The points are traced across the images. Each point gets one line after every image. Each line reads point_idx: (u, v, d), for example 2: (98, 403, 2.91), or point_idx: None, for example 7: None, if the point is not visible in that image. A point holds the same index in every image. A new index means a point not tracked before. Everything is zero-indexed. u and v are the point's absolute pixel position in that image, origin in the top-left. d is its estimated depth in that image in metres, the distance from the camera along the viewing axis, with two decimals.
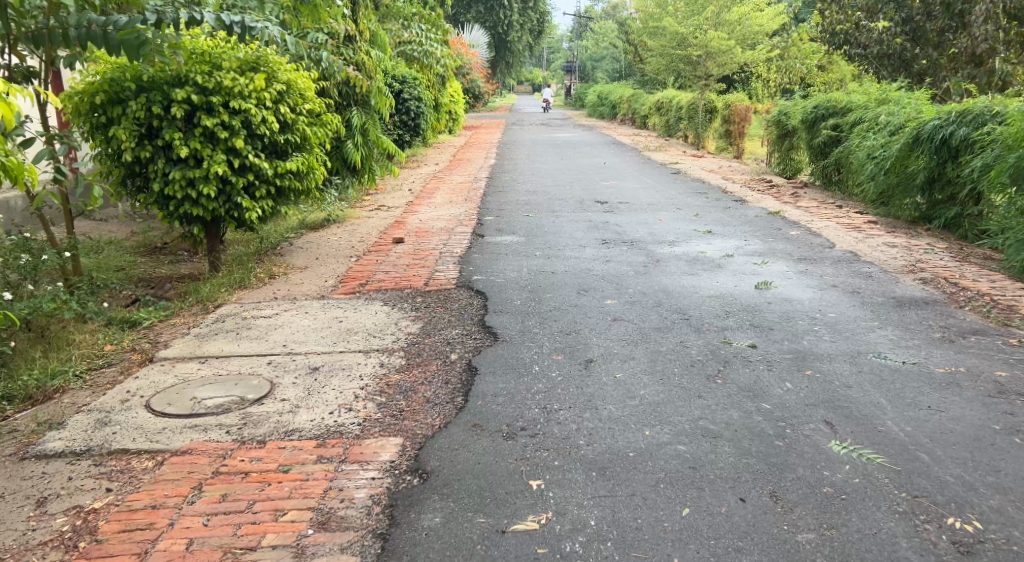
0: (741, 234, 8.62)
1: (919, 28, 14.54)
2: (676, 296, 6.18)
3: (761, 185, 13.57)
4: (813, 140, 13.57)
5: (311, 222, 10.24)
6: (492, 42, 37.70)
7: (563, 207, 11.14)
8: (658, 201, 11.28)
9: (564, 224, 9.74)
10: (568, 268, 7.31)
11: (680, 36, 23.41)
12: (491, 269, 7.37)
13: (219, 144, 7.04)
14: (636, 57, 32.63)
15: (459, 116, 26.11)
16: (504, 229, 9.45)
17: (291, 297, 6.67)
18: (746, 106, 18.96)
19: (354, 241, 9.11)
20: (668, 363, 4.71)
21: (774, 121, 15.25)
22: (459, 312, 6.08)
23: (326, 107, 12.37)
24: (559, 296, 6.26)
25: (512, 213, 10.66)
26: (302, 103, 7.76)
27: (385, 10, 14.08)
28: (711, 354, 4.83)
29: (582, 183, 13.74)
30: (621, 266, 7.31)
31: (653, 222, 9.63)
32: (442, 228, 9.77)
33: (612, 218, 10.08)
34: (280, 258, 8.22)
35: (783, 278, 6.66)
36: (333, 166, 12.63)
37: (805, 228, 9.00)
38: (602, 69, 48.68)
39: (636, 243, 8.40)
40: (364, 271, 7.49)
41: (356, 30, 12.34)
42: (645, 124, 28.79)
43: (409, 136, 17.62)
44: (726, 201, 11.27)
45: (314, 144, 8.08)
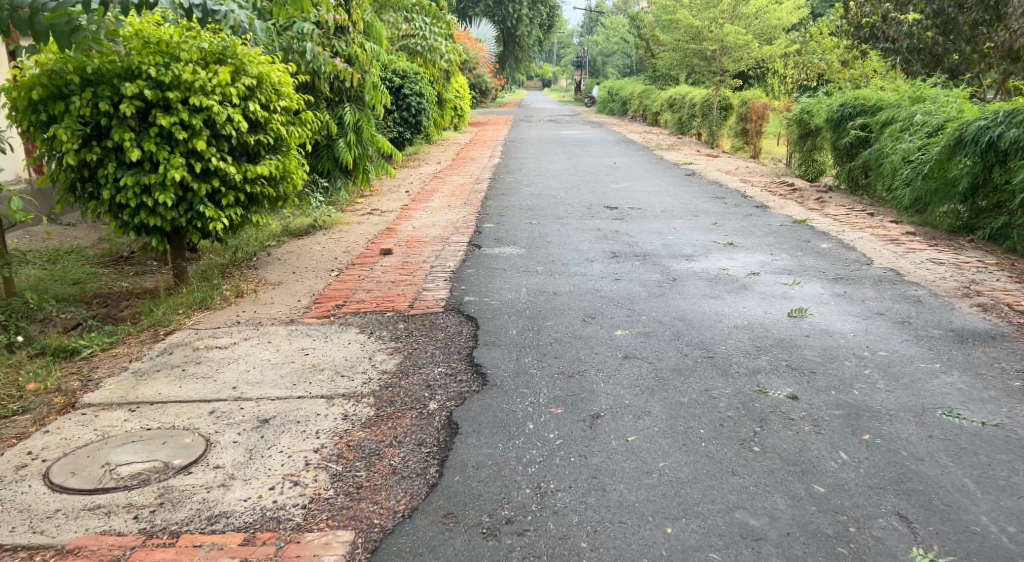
0: (767, 248, 7.80)
1: (951, 21, 13.57)
2: (696, 324, 5.36)
3: (782, 189, 12.71)
4: (839, 140, 12.70)
5: (295, 229, 9.44)
6: (501, 37, 36.78)
7: (569, 212, 10.30)
8: (672, 207, 10.43)
9: (570, 233, 8.89)
10: (572, 287, 6.49)
11: (694, 30, 22.50)
12: (486, 287, 6.54)
13: (178, 145, 6.23)
14: (648, 52, 31.72)
15: (464, 113, 25.28)
16: (503, 239, 8.63)
17: (256, 321, 5.85)
18: (763, 103, 18.08)
19: (339, 251, 8.29)
20: (691, 422, 3.91)
21: (797, 120, 14.39)
22: (446, 342, 5.27)
23: (316, 103, 11.64)
24: (560, 324, 5.44)
25: (513, 220, 9.85)
26: (277, 99, 6.97)
27: None
28: (743, 409, 4.02)
29: (590, 186, 12.88)
30: (633, 286, 6.48)
31: (667, 232, 8.79)
32: (436, 238, 8.95)
33: (622, 226, 9.23)
34: (254, 271, 7.41)
35: (818, 302, 5.83)
36: (325, 166, 11.94)
37: (837, 240, 8.16)
38: (612, 65, 47.76)
39: (649, 256, 7.57)
40: (343, 289, 6.68)
41: (349, 21, 11.53)
42: (657, 121, 27.90)
43: (409, 133, 16.73)
44: (747, 208, 10.42)
45: (291, 146, 7.28)
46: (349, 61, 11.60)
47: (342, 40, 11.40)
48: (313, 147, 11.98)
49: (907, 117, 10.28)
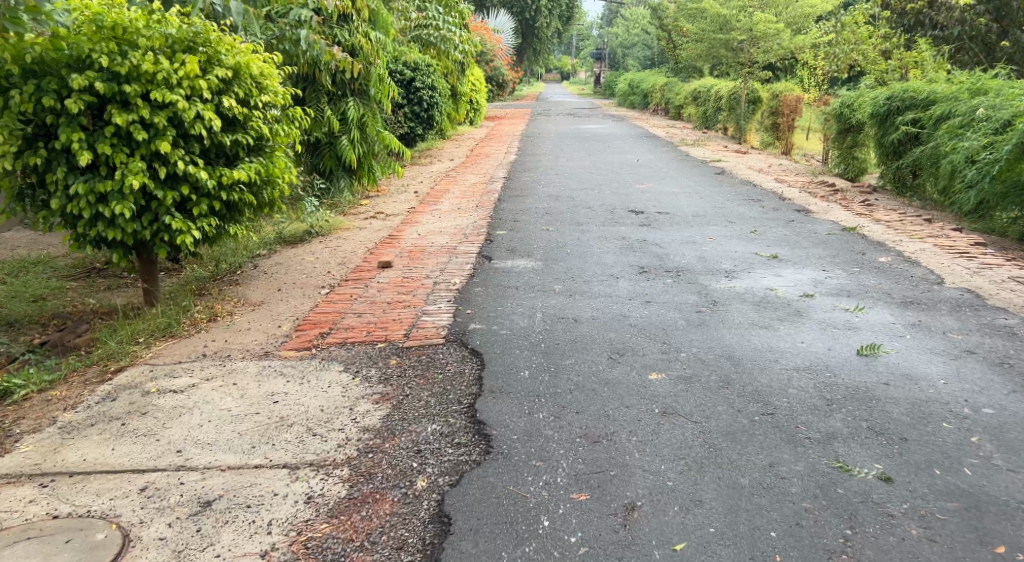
0: (818, 263, 6.91)
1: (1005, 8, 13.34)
2: (747, 363, 4.47)
3: (822, 190, 11.73)
4: (886, 136, 11.68)
5: (289, 235, 8.64)
6: (520, 29, 35.84)
7: (591, 217, 9.40)
8: (705, 212, 9.51)
9: (592, 242, 8.00)
10: (597, 312, 5.63)
11: (722, 19, 21.47)
12: (496, 312, 5.67)
13: (138, 147, 5.36)
14: (670, 43, 30.71)
15: (480, 106, 24.34)
16: (517, 249, 7.78)
17: (225, 353, 4.98)
18: (797, 96, 17.03)
19: (333, 263, 7.44)
20: (771, 521, 3.26)
21: (835, 114, 13.39)
22: (445, 385, 4.38)
23: (318, 96, 10.80)
24: (581, 363, 4.56)
25: (528, 226, 9.00)
26: (258, 94, 6.13)
27: None
28: (832, 499, 3.35)
29: (612, 186, 11.96)
30: (667, 312, 5.59)
31: (701, 241, 7.88)
32: (441, 247, 8.09)
33: (651, 235, 8.33)
34: (235, 288, 6.56)
35: (891, 335, 4.93)
36: (327, 164, 11.09)
37: (895, 253, 7.24)
38: (631, 57, 46.53)
39: (683, 272, 6.68)
40: (332, 310, 5.83)
41: (352, 8, 10.66)
42: (680, 114, 26.94)
43: (421, 129, 15.82)
44: (787, 213, 9.52)
45: (276, 147, 6.44)
46: (353, 51, 10.78)
47: (343, 28, 10.56)
48: (313, 144, 11.15)
49: (967, 111, 9.66)
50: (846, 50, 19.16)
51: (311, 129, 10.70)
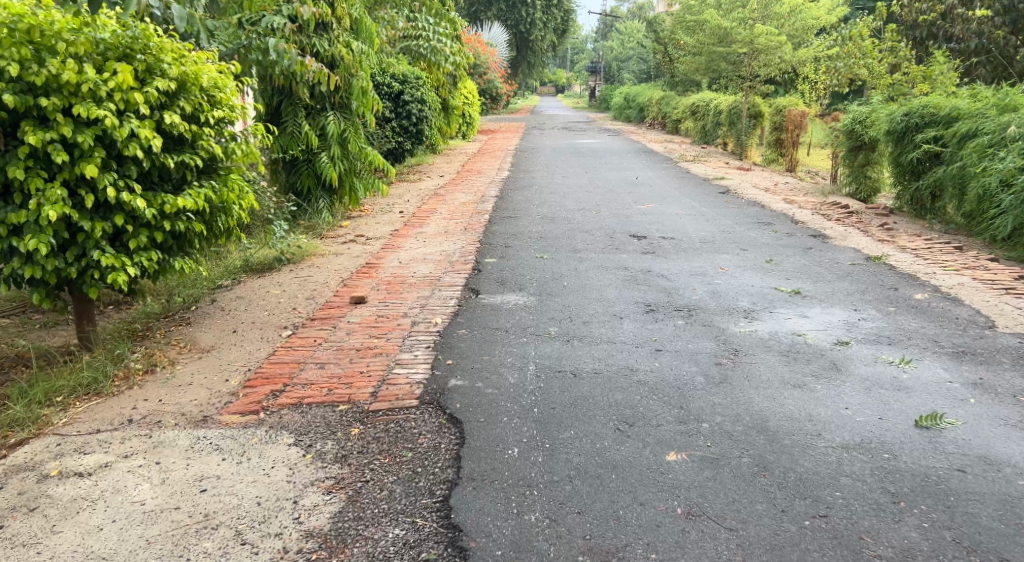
0: (847, 302, 6.14)
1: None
2: (785, 439, 3.71)
3: (835, 211, 10.97)
4: (903, 154, 10.89)
5: (256, 263, 7.86)
6: (514, 43, 35.19)
7: (590, 243, 8.61)
8: (714, 237, 8.75)
9: (592, 273, 7.22)
10: (598, 364, 4.83)
11: (722, 31, 20.53)
12: (480, 366, 4.85)
13: (59, 172, 4.61)
14: (666, 57, 30.05)
15: (472, 120, 23.59)
16: (507, 282, 6.99)
17: (155, 418, 4.10)
18: (801, 111, 16.32)
19: (299, 297, 6.63)
20: None
21: (846, 131, 12.61)
22: (414, 467, 3.65)
23: (295, 111, 10.04)
24: (581, 437, 3.80)
25: (520, 253, 8.22)
26: (207, 109, 5.38)
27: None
28: None
29: (611, 207, 11.17)
30: (682, 365, 4.79)
31: (712, 272, 7.12)
32: (424, 278, 7.29)
33: (656, 264, 7.56)
34: (184, 330, 5.71)
35: (953, 401, 4.14)
36: (305, 183, 10.31)
37: (931, 288, 6.47)
38: (627, 71, 45.91)
39: (695, 311, 5.91)
40: (290, 358, 5.03)
41: (333, 16, 9.94)
42: (677, 129, 26.27)
43: (409, 144, 15.02)
44: (803, 239, 8.78)
45: (231, 168, 5.67)
46: (333, 62, 10.06)
47: (323, 37, 9.84)
48: (290, 161, 10.38)
49: (996, 129, 8.96)
50: (850, 63, 18.42)
51: (288, 145, 9.95)
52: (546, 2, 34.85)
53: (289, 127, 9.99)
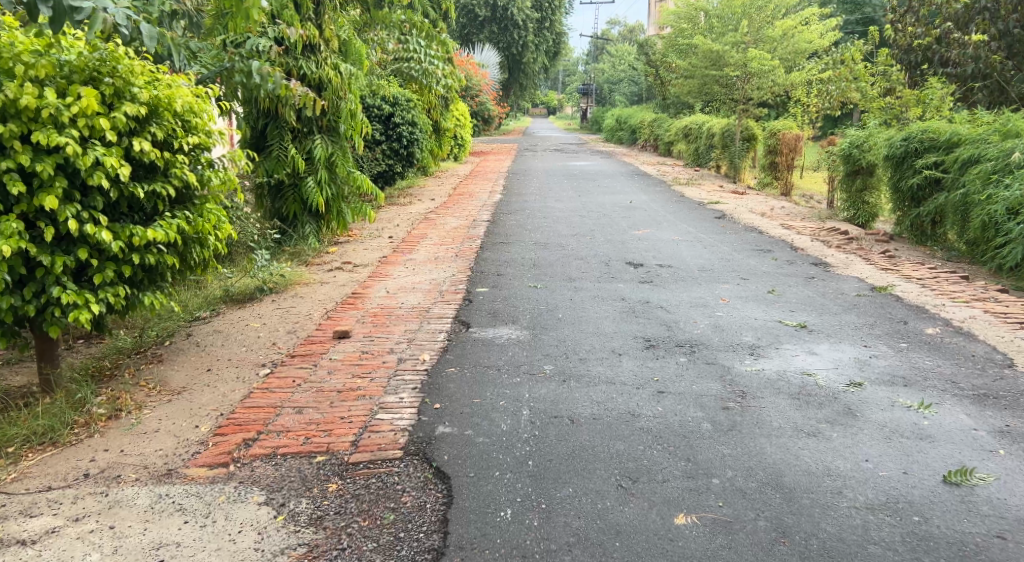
0: (855, 336, 5.85)
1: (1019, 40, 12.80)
2: (804, 498, 3.72)
3: (834, 237, 10.70)
4: (903, 180, 10.63)
5: (237, 292, 7.56)
6: (505, 64, 34.99)
7: (585, 271, 8.31)
8: (712, 265, 8.47)
9: (588, 304, 6.92)
10: (597, 408, 4.52)
11: (715, 54, 20.35)
12: (470, 411, 4.52)
13: (17, 202, 4.38)
14: (658, 79, 29.85)
15: (464, 141, 23.34)
16: (500, 313, 6.68)
17: (115, 472, 4.06)
18: (796, 135, 16.12)
19: (281, 330, 6.29)
20: None
21: (843, 155, 12.39)
22: (395, 531, 3.63)
23: (282, 135, 9.78)
24: (582, 496, 3.77)
25: (512, 282, 7.92)
26: (181, 135, 5.08)
27: (366, 18, 11.52)
28: None
29: (606, 232, 10.89)
30: (687, 409, 4.48)
31: (713, 304, 6.84)
32: (412, 309, 6.96)
33: (655, 294, 7.26)
34: (155, 368, 5.39)
35: (981, 452, 4.04)
36: (290, 209, 10.00)
37: (942, 322, 6.19)
38: (619, 92, 45.74)
39: (698, 347, 5.61)
40: (267, 402, 4.71)
41: (320, 38, 9.69)
42: (669, 151, 26.02)
43: (400, 167, 14.70)
44: (803, 267, 8.52)
45: (208, 197, 5.37)
46: (321, 85, 9.81)
47: (310, 59, 9.60)
48: (276, 186, 10.09)
49: (1000, 155, 8.72)
50: (844, 86, 18.20)
51: (273, 169, 9.67)
52: (538, 24, 34.72)
53: (274, 151, 9.73)
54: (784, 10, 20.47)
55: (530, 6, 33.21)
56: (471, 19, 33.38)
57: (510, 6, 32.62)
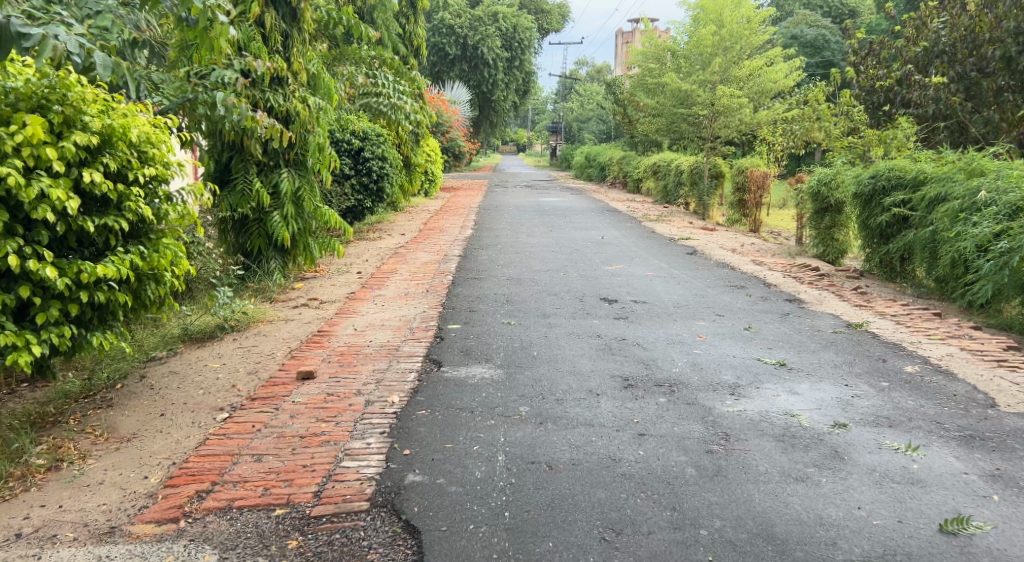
0: (836, 375, 5.68)
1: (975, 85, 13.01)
2: (797, 551, 3.53)
3: (806, 274, 10.64)
4: (871, 218, 10.63)
5: (196, 331, 7.41)
6: (476, 102, 35.18)
7: (558, 307, 8.16)
8: (687, 301, 8.35)
9: (563, 342, 6.75)
10: (576, 453, 4.30)
11: (682, 93, 20.39)
12: (442, 458, 4.28)
13: None
14: (626, 117, 30.07)
15: (436, 176, 23.30)
16: (472, 351, 6.49)
17: (50, 530, 3.78)
18: (763, 172, 16.22)
19: (242, 374, 6.08)
20: None
21: (812, 193, 12.40)
22: None
23: (246, 168, 9.61)
24: (562, 551, 3.55)
25: (484, 318, 7.74)
26: (137, 166, 4.91)
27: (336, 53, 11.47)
28: None
29: (578, 268, 10.75)
30: (669, 453, 4.30)
31: (690, 341, 6.69)
32: (380, 348, 6.74)
33: (630, 331, 7.09)
34: (103, 415, 5.15)
35: (975, 497, 3.88)
36: (254, 244, 9.77)
37: (921, 359, 6.05)
38: (588, 130, 46.10)
39: (677, 388, 5.42)
40: (222, 450, 4.50)
41: (288, 70, 9.68)
42: (638, 187, 26.10)
43: (370, 201, 14.44)
44: (777, 303, 8.42)
45: (165, 232, 5.20)
46: (287, 117, 9.79)
47: (278, 92, 9.54)
48: (240, 221, 9.88)
49: (966, 194, 8.72)
50: (808, 126, 18.38)
51: (237, 203, 9.47)
52: (508, 63, 34.99)
53: (239, 185, 9.53)
54: (749, 51, 20.70)
55: (499, 45, 33.44)
56: (443, 57, 33.55)
57: (480, 45, 32.85)
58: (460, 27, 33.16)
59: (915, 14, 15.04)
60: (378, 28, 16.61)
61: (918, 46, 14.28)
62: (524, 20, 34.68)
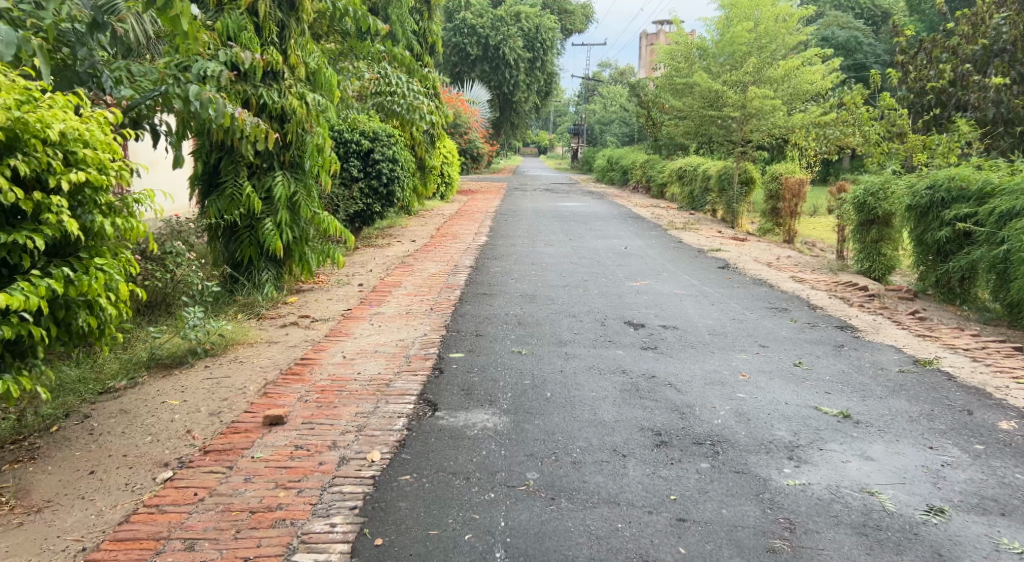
0: (916, 432, 4.65)
1: None
2: None
3: (853, 294, 9.60)
4: (927, 232, 9.57)
5: (164, 355, 6.52)
6: (497, 104, 34.28)
7: (577, 332, 7.19)
8: (724, 328, 7.34)
9: (583, 380, 5.76)
10: (597, 548, 3.52)
11: (712, 95, 19.36)
12: (426, 552, 3.51)
13: None
14: (650, 120, 29.02)
15: (453, 178, 22.41)
16: (474, 389, 5.52)
17: None
18: (799, 179, 15.18)
19: (202, 416, 5.15)
20: None
21: (857, 203, 11.34)
22: None
23: (237, 170, 8.70)
24: None
25: (491, 345, 6.77)
26: (60, 170, 4.13)
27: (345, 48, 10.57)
28: None
29: (600, 283, 9.76)
30: (719, 551, 3.49)
31: (732, 382, 5.70)
32: (369, 383, 5.77)
33: (660, 366, 6.11)
34: (18, 472, 4.26)
35: None
36: (245, 253, 8.83)
37: (1015, 412, 5.01)
38: (611, 133, 44.98)
39: (721, 449, 4.41)
40: (148, 531, 3.68)
41: (284, 64, 8.74)
42: (663, 193, 25.06)
43: (379, 205, 13.32)
44: (827, 331, 7.41)
45: (100, 249, 4.39)
46: (283, 117, 8.84)
47: (271, 87, 8.62)
48: (231, 228, 8.97)
49: None
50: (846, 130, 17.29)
51: (225, 208, 8.58)
52: (530, 64, 34.03)
53: (227, 189, 8.62)
54: (785, 51, 19.60)
55: (522, 46, 32.52)
56: (464, 57, 32.76)
57: (502, 46, 31.94)
58: (481, 27, 32.25)
59: (969, 10, 13.93)
60: (391, 23, 15.73)
61: (975, 43, 13.16)
62: (548, 20, 33.68)
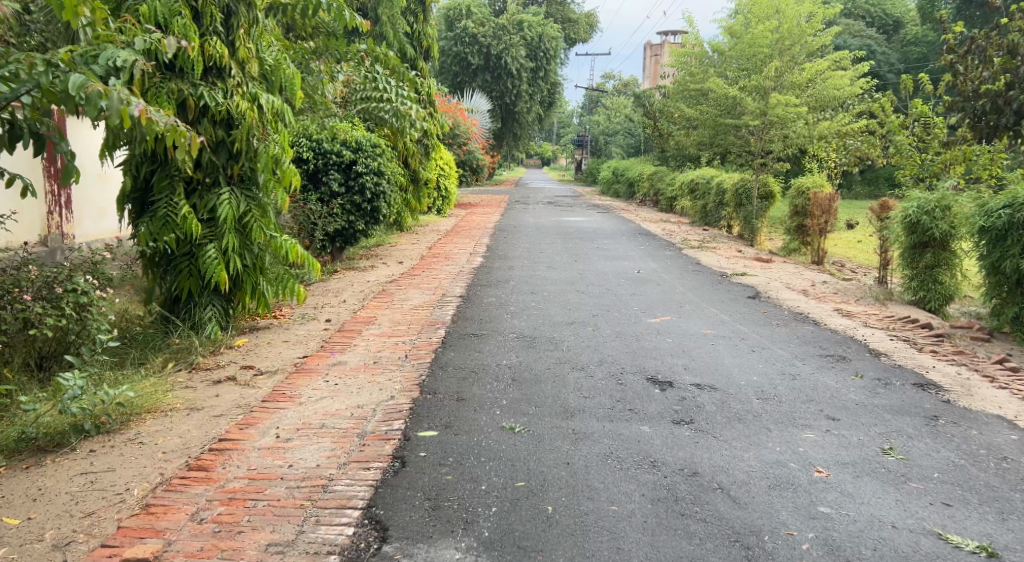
0: None
1: None
2: None
3: (917, 332, 7.99)
4: (1005, 258, 7.97)
5: (39, 433, 4.73)
6: (497, 114, 32.65)
7: (589, 395, 5.55)
8: (776, 389, 5.71)
9: (599, 480, 4.14)
10: None
11: (729, 102, 17.77)
12: None
13: None
14: (658, 130, 27.45)
15: (449, 192, 20.77)
16: (446, 502, 3.93)
17: None
18: (830, 194, 13.56)
19: (40, 550, 3.65)
20: None
21: (906, 224, 9.69)
22: None
23: (174, 187, 7.01)
24: None
25: (477, 417, 5.11)
26: None
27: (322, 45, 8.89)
28: None
29: (613, 321, 8.13)
30: None
31: (807, 487, 4.10)
32: (300, 484, 4.14)
33: (705, 454, 4.50)
34: None
35: None
36: (182, 287, 7.15)
37: None
38: (615, 144, 43.37)
39: None
40: None
41: (233, 59, 7.06)
42: (672, 207, 23.44)
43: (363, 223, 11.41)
44: (908, 392, 5.80)
45: None
46: (230, 122, 7.15)
47: (215, 86, 6.92)
48: (167, 255, 7.28)
49: None
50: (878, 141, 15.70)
51: (158, 233, 6.86)
52: (532, 74, 32.49)
53: (160, 209, 6.93)
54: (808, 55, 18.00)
55: (524, 54, 31.00)
56: (465, 66, 31.32)
57: (504, 55, 30.43)
58: (482, 36, 30.74)
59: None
60: (379, 22, 14.16)
61: None
62: (551, 28, 32.15)
